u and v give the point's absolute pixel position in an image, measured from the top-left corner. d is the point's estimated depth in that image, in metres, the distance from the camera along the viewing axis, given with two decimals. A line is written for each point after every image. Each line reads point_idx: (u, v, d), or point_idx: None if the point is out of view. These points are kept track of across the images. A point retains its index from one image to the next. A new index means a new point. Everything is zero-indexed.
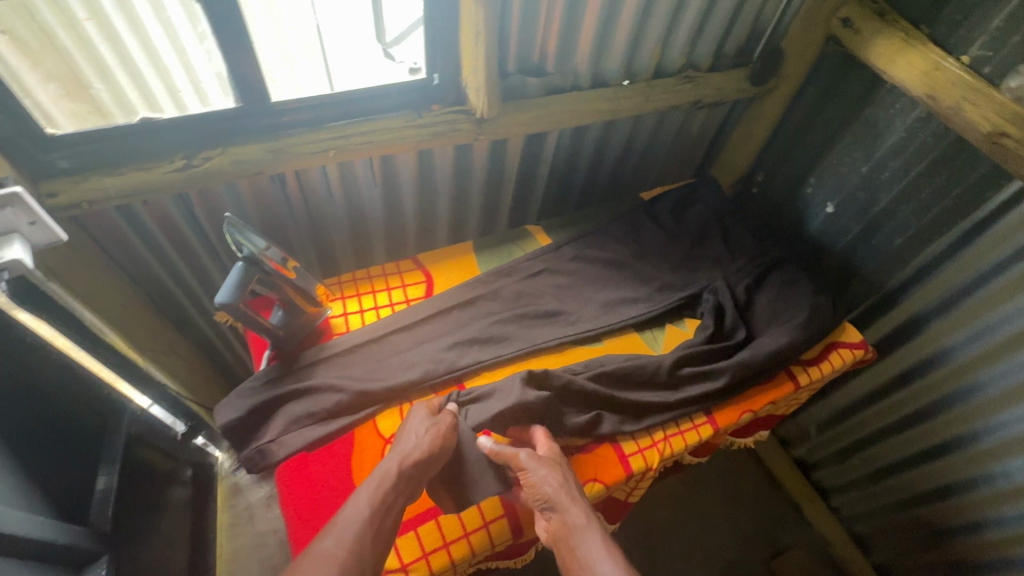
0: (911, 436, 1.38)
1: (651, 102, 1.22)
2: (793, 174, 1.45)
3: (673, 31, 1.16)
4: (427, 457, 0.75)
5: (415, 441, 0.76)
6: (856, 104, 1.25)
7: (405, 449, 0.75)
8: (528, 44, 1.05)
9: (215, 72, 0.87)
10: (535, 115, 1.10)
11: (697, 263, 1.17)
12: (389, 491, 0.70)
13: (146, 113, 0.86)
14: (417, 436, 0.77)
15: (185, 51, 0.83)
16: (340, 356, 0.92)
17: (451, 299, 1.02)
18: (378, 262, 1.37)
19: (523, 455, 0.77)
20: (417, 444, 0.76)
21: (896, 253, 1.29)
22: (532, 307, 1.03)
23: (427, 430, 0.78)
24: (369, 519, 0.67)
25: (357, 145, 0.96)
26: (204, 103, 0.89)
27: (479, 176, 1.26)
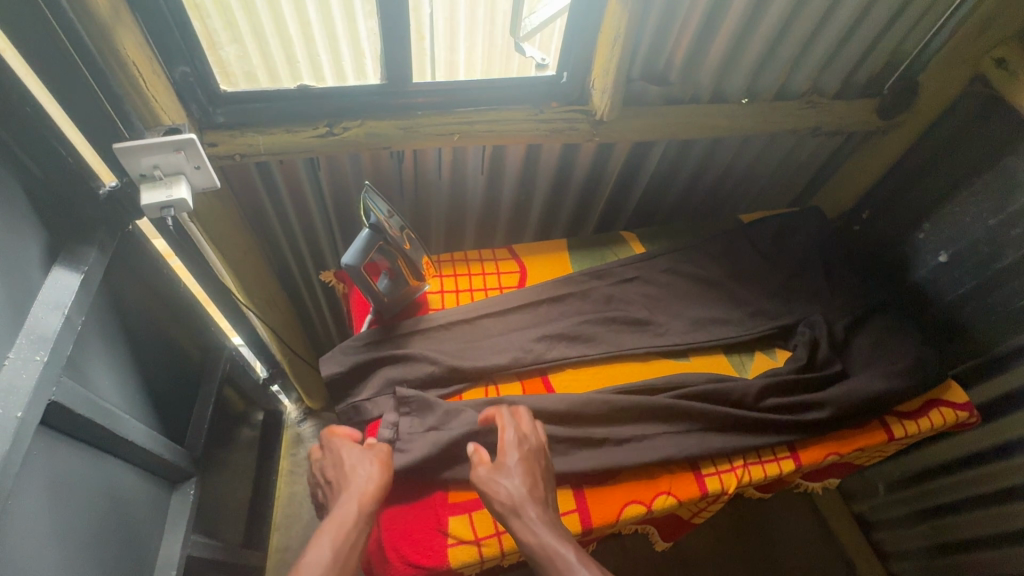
0: (999, 513, 1.29)
1: (770, 123, 1.19)
2: (904, 216, 1.37)
3: (805, 54, 1.13)
4: (367, 483, 0.75)
5: (362, 476, 0.75)
6: (995, 150, 1.16)
7: (346, 488, 0.74)
8: (657, 50, 1.04)
9: (334, 56, 0.90)
10: (650, 123, 1.10)
11: (793, 294, 1.14)
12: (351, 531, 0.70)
13: (266, 85, 0.91)
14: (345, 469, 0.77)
15: (311, 34, 0.85)
16: (435, 331, 0.96)
17: (543, 292, 1.05)
18: (465, 247, 1.42)
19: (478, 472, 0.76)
20: (358, 478, 0.75)
21: (1014, 315, 1.19)
22: (622, 313, 1.04)
23: (347, 455, 0.79)
24: (334, 561, 0.67)
25: (480, 132, 1.00)
26: (318, 82, 0.93)
27: (580, 177, 1.27)
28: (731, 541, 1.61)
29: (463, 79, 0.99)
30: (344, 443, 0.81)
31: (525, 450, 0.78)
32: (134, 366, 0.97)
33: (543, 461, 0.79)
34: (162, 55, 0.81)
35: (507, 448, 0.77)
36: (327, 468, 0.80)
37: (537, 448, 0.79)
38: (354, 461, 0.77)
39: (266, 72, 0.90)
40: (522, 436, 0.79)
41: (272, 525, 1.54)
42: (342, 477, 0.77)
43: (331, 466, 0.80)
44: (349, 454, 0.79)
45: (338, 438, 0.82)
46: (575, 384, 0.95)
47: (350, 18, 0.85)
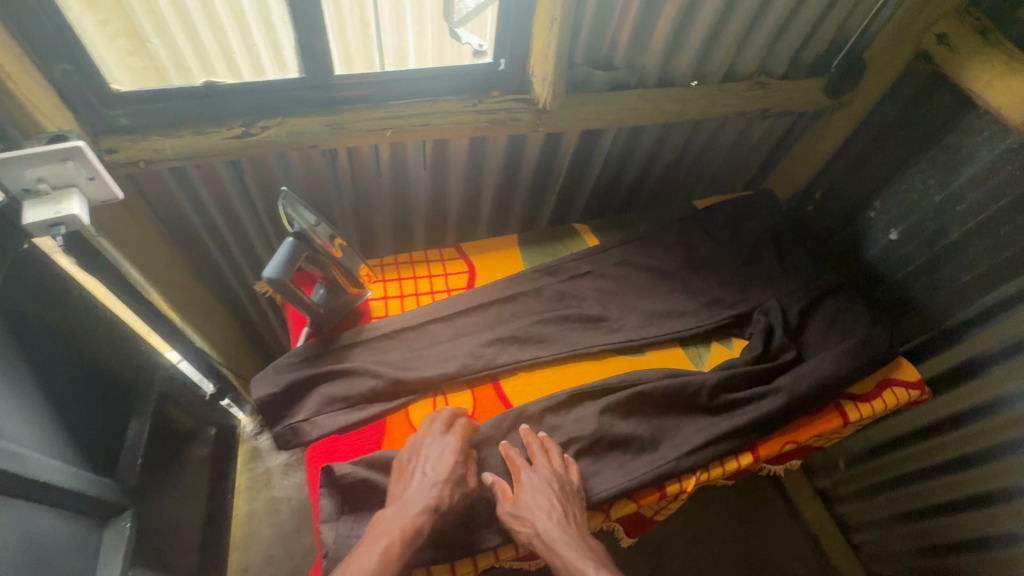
0: (950, 483, 1.33)
1: (718, 106, 1.15)
2: (856, 195, 1.37)
3: (752, 35, 1.10)
4: (440, 511, 0.71)
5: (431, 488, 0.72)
6: (938, 128, 1.17)
7: (419, 500, 0.71)
8: (600, 34, 1.00)
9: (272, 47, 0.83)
10: (597, 109, 1.05)
11: (748, 281, 1.12)
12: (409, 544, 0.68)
13: (202, 80, 0.83)
14: (440, 479, 0.73)
15: (247, 23, 0.79)
16: (379, 341, 0.91)
17: (493, 293, 1.00)
18: (416, 246, 1.35)
19: (505, 506, 0.76)
20: (438, 492, 0.72)
21: (960, 289, 1.22)
22: (574, 311, 1.00)
23: (444, 465, 0.75)
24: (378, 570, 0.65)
25: (414, 127, 0.93)
26: (257, 75, 0.86)
27: (529, 168, 1.22)
28: (699, 524, 1.63)
29: (398, 68, 0.92)
30: (453, 444, 0.78)
31: (550, 480, 0.76)
32: (46, 398, 0.88)
33: (573, 492, 0.78)
34: (38, 54, 0.72)
35: (529, 485, 0.76)
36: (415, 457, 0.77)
37: (562, 482, 0.77)
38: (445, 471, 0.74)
39: (199, 64, 0.82)
40: (549, 475, 0.77)
41: (231, 545, 1.47)
42: (431, 480, 0.73)
43: (424, 461, 0.75)
44: (442, 463, 0.75)
45: (451, 439, 0.78)
46: (528, 389, 0.91)
47: (262, 3, 0.78)
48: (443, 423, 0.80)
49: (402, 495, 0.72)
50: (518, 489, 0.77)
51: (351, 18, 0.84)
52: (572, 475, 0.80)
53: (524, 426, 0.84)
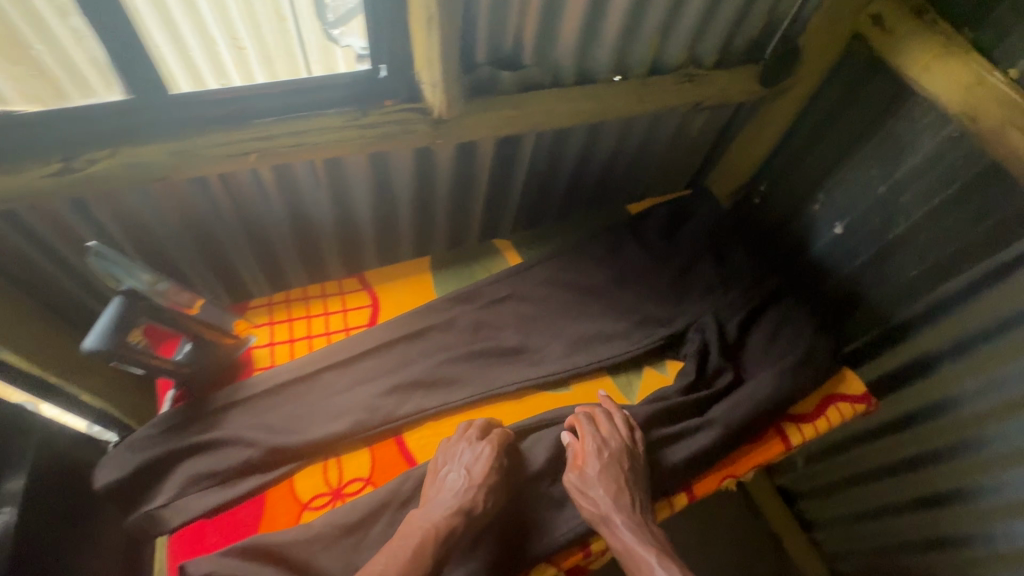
0: (906, 481, 1.29)
1: (643, 103, 1.05)
2: (801, 188, 1.30)
3: (674, 23, 0.99)
4: (470, 515, 0.68)
5: (461, 482, 0.70)
6: (878, 115, 1.10)
7: (448, 500, 0.69)
8: (500, 28, 0.88)
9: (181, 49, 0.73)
10: (506, 115, 0.93)
11: (685, 293, 1.03)
12: (434, 547, 0.65)
13: (105, 95, 0.74)
14: (470, 482, 0.70)
15: (142, 24, 0.69)
16: (258, 400, 0.79)
17: (397, 330, 0.89)
18: (331, 271, 1.22)
19: (570, 477, 0.77)
20: (471, 485, 0.69)
21: (908, 285, 1.16)
22: (490, 344, 0.90)
23: (478, 468, 0.71)
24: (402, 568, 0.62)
25: (285, 147, 0.80)
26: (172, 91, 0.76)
27: (444, 180, 1.10)
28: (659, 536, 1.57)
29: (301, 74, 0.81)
30: (486, 449, 0.74)
31: (615, 457, 0.76)
32: None
33: (636, 471, 0.77)
34: None
35: (592, 459, 0.76)
36: (451, 458, 0.74)
37: (624, 461, 0.76)
38: (482, 463, 0.72)
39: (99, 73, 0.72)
40: (614, 453, 0.76)
41: None
42: (461, 482, 0.70)
43: (460, 461, 0.73)
44: (479, 461, 0.72)
45: (484, 445, 0.74)
46: (435, 441, 0.80)
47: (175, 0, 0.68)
48: (475, 434, 0.76)
49: (436, 490, 0.70)
50: (581, 462, 0.77)
51: (265, 14, 0.72)
52: (638, 451, 0.79)
53: (574, 410, 0.82)
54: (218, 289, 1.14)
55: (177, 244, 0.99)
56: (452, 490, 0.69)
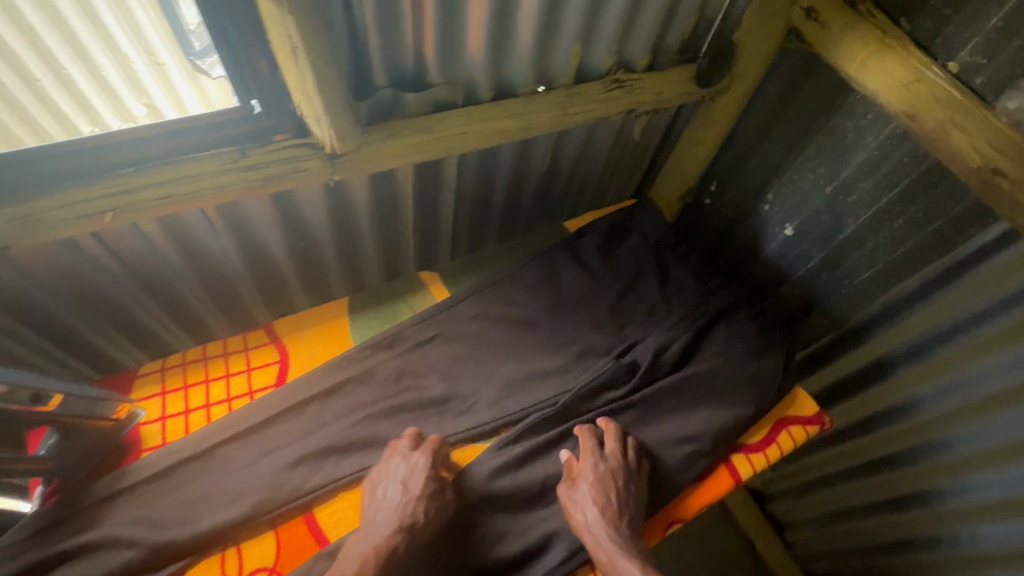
0: (873, 484, 1.25)
1: (570, 116, 0.95)
2: (748, 188, 1.24)
3: (594, 27, 0.91)
4: (413, 533, 0.66)
5: (393, 506, 0.67)
6: (820, 113, 1.03)
7: (385, 519, 0.66)
8: (395, 47, 0.79)
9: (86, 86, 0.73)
10: (412, 141, 0.83)
11: (626, 317, 0.96)
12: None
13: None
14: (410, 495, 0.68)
15: (45, 46, 0.67)
16: (146, 487, 0.71)
17: (308, 388, 0.81)
18: (255, 312, 1.14)
19: (562, 487, 0.76)
20: (400, 503, 0.67)
21: (861, 287, 1.11)
22: (412, 395, 0.83)
23: (414, 479, 0.70)
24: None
25: (152, 200, 0.72)
26: (98, 126, 0.75)
27: (363, 207, 1.02)
28: None
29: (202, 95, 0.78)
30: (423, 459, 0.73)
31: (615, 473, 0.75)
32: None
33: (635, 492, 0.75)
34: None
35: (586, 471, 0.75)
36: (385, 474, 0.72)
37: (622, 477, 0.75)
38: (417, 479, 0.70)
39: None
40: (612, 468, 0.75)
41: None
42: (400, 495, 0.68)
43: (397, 475, 0.71)
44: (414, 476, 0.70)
45: (419, 454, 0.73)
46: (350, 518, 0.72)
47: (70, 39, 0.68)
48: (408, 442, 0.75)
49: (368, 517, 0.67)
50: (575, 473, 0.76)
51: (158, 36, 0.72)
52: (639, 474, 0.78)
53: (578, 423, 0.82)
54: (128, 347, 1.04)
55: (64, 308, 0.89)
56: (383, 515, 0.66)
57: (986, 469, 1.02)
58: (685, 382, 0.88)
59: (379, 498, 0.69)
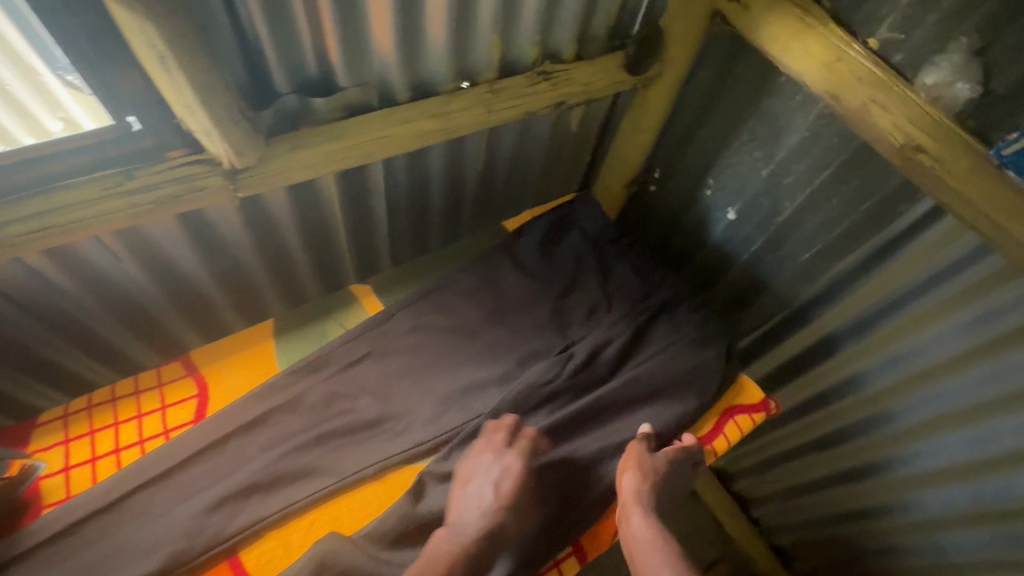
0: (827, 458, 1.26)
1: (494, 114, 0.91)
2: (691, 174, 1.22)
3: (513, 17, 0.86)
4: (499, 537, 0.69)
5: (480, 500, 0.71)
6: (752, 95, 1.02)
7: (475, 520, 0.69)
8: (294, 50, 0.73)
9: None
10: (319, 151, 0.77)
11: (568, 318, 0.94)
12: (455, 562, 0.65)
13: None
14: (500, 501, 0.71)
15: None
16: (51, 547, 0.66)
17: (230, 422, 0.76)
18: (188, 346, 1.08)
19: (636, 444, 0.80)
20: (493, 494, 0.71)
21: (803, 268, 1.11)
22: (344, 419, 0.79)
23: (507, 483, 0.72)
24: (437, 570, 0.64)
25: (22, 236, 0.64)
26: (9, 144, 0.64)
27: (285, 220, 0.96)
28: None
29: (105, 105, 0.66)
30: (513, 463, 0.74)
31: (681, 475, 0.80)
32: None
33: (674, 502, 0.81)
34: None
35: (669, 455, 0.80)
36: (476, 470, 0.75)
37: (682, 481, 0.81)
38: (506, 470, 0.73)
39: None
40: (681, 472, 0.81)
41: None
42: (491, 500, 0.71)
43: (488, 475, 0.73)
44: (505, 470, 0.74)
45: (512, 457, 0.75)
46: (279, 557, 0.68)
47: None
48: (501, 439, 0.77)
49: (464, 504, 0.71)
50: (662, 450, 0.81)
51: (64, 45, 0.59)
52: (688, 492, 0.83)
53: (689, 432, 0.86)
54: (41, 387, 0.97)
55: None
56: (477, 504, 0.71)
57: (928, 438, 1.04)
58: (628, 381, 0.86)
59: (471, 496, 0.72)
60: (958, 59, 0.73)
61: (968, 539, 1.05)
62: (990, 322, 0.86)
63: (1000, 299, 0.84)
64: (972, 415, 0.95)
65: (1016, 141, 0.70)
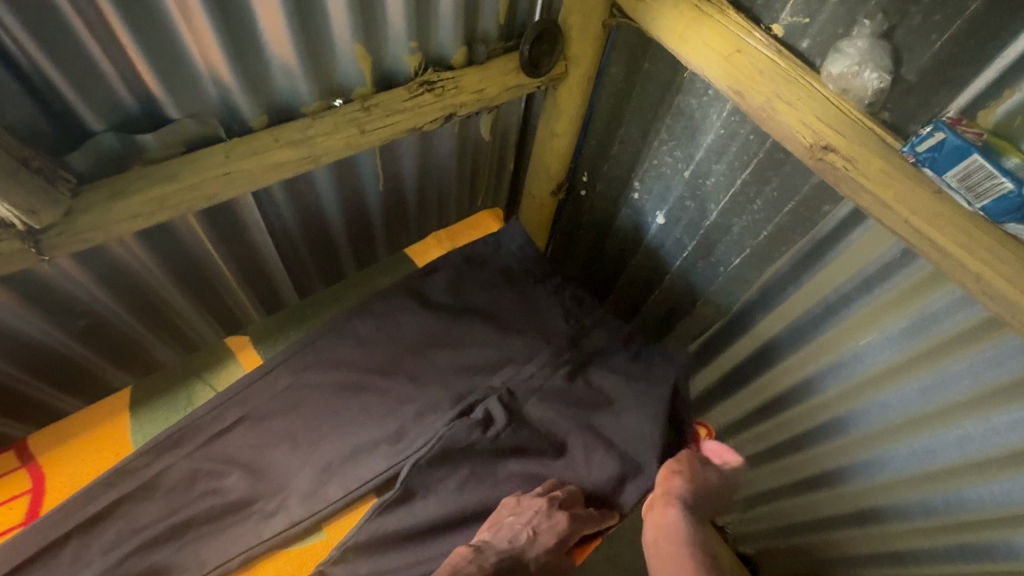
0: (781, 467, 1.20)
1: (370, 132, 0.80)
2: (616, 177, 1.13)
3: (375, 23, 0.76)
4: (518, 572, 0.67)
5: (520, 534, 0.69)
6: (664, 92, 0.93)
7: (502, 551, 0.68)
8: (96, 82, 0.62)
9: None
10: (149, 197, 0.67)
11: (474, 355, 0.85)
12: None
13: None
14: (534, 545, 0.68)
15: None
16: None
17: (68, 518, 0.67)
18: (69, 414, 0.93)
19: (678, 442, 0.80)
20: (530, 532, 0.68)
21: (735, 274, 1.03)
22: (207, 501, 0.70)
23: (547, 539, 0.69)
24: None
25: None
26: None
27: (155, 274, 0.86)
28: None
29: None
30: (564, 520, 0.70)
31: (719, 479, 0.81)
32: None
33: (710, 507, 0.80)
34: None
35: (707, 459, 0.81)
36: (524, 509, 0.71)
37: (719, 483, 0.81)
38: (553, 513, 0.70)
39: None
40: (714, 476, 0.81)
41: None
42: (527, 542, 0.68)
43: (530, 520, 0.69)
44: (553, 519, 0.70)
45: (562, 517, 0.70)
46: None
47: None
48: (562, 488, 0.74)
49: (499, 530, 0.70)
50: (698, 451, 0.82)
51: None
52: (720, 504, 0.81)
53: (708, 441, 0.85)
54: None
55: None
56: (513, 534, 0.69)
57: (876, 447, 0.97)
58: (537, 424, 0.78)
59: (506, 532, 0.69)
60: (864, 44, 0.64)
61: (925, 549, 0.98)
62: (925, 329, 0.79)
63: (934, 304, 0.77)
64: (917, 424, 0.88)
65: (930, 136, 0.61)
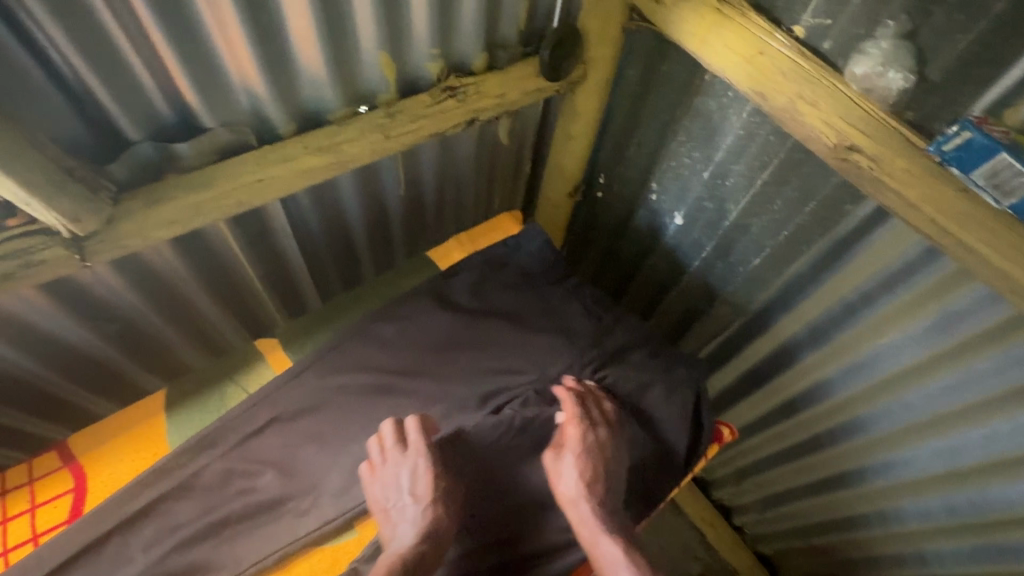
0: (800, 466, 1.19)
1: (394, 138, 0.82)
2: (632, 178, 1.14)
3: (400, 31, 0.78)
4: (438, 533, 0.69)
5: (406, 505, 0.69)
6: (682, 94, 0.94)
7: (410, 523, 0.68)
8: (134, 94, 0.64)
9: None
10: (184, 206, 0.69)
11: (496, 357, 0.86)
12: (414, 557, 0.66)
13: None
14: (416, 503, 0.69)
15: None
16: None
17: (109, 517, 0.69)
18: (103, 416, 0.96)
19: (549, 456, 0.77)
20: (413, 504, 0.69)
21: (754, 275, 1.03)
22: (241, 501, 0.72)
23: (421, 486, 0.70)
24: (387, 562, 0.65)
25: None
26: None
27: (185, 280, 0.89)
28: None
29: None
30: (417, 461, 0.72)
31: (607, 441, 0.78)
32: None
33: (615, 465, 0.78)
34: None
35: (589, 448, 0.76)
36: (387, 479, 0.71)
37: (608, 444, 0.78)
38: (405, 473, 0.71)
39: None
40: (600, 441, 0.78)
41: None
42: (412, 507, 0.69)
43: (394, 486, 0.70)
44: (415, 475, 0.71)
45: (411, 455, 0.72)
46: None
47: None
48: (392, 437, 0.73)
49: (389, 512, 0.70)
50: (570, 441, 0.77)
51: None
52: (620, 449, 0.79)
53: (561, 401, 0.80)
54: None
55: None
56: (402, 514, 0.69)
57: (899, 446, 0.97)
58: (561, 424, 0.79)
59: (391, 502, 0.70)
60: (887, 46, 0.65)
61: (950, 548, 0.98)
62: (949, 329, 0.79)
63: (958, 303, 0.77)
64: (941, 423, 0.88)
65: (957, 136, 0.61)
